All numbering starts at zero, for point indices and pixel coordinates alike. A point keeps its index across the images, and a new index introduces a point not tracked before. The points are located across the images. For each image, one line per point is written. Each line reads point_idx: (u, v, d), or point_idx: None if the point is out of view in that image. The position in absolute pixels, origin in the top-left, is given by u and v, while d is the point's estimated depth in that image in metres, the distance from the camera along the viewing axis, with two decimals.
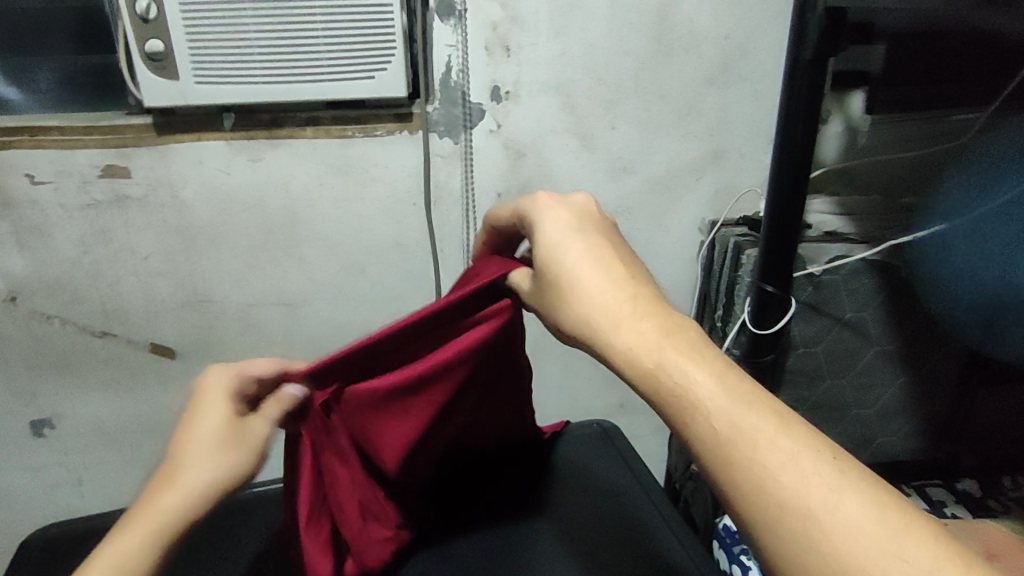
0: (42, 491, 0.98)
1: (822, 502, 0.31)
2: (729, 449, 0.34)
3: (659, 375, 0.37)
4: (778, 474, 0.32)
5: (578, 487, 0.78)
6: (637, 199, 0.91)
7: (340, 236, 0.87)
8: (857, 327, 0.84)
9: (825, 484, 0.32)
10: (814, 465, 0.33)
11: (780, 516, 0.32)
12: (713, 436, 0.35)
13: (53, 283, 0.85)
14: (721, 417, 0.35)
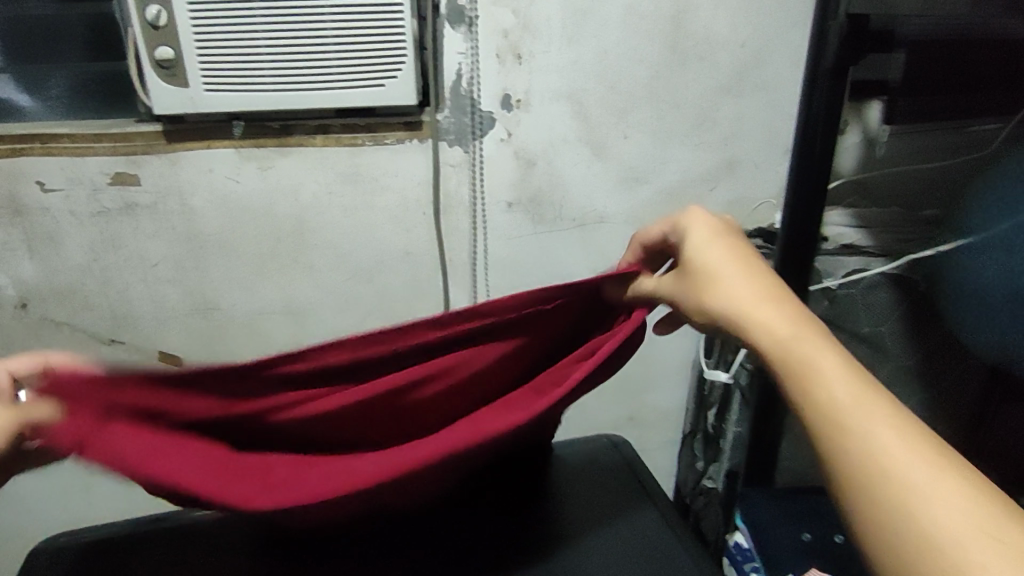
0: (50, 496, 0.98)
1: (921, 478, 0.35)
2: (843, 416, 0.38)
3: (788, 340, 0.42)
4: (883, 445, 0.37)
5: (585, 494, 0.79)
6: (650, 209, 0.89)
7: (348, 245, 0.87)
8: (874, 343, 0.83)
9: (922, 463, 0.35)
10: (914, 447, 0.36)
11: (880, 485, 0.36)
12: (830, 404, 0.39)
13: (63, 289, 0.85)
14: (841, 393, 0.39)
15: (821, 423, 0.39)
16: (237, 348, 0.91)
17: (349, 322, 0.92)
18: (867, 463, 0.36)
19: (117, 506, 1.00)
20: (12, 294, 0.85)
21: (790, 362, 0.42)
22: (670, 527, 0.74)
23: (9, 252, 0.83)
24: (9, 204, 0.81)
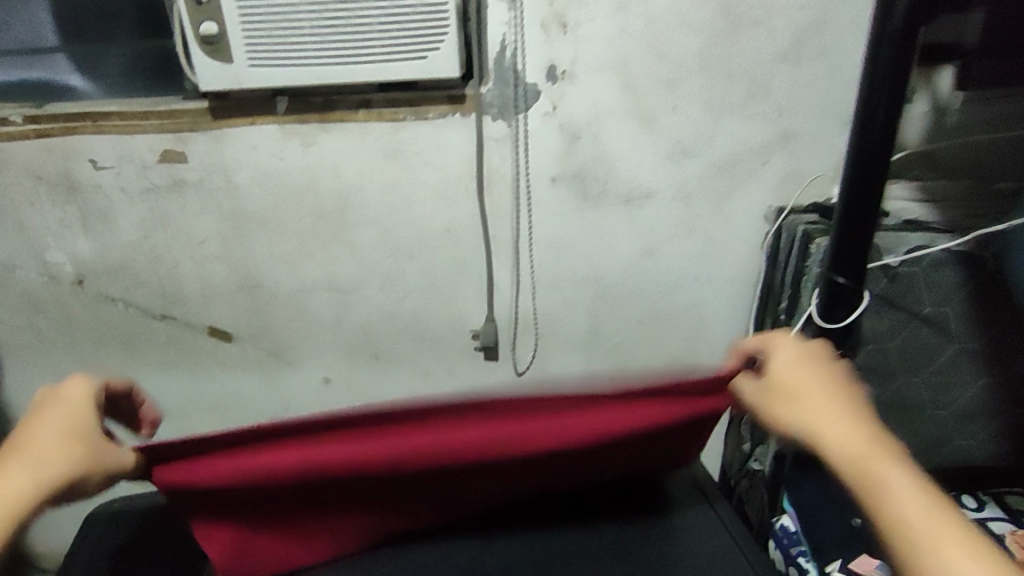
0: None
1: (953, 571, 0.38)
2: (887, 514, 0.41)
3: (855, 460, 0.43)
4: (912, 529, 0.40)
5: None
6: (699, 183, 0.86)
7: (390, 221, 0.86)
8: (936, 323, 0.79)
9: (961, 553, 0.38)
10: (950, 540, 0.39)
11: (921, 574, 0.39)
12: (885, 500, 0.41)
13: (116, 265, 0.88)
14: (899, 498, 0.41)
15: (866, 519, 0.42)
16: (283, 324, 0.92)
17: (391, 300, 0.91)
18: (910, 551, 0.40)
19: None
20: (69, 271, 0.88)
21: (860, 471, 0.43)
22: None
23: (66, 230, 0.85)
24: (64, 182, 0.83)
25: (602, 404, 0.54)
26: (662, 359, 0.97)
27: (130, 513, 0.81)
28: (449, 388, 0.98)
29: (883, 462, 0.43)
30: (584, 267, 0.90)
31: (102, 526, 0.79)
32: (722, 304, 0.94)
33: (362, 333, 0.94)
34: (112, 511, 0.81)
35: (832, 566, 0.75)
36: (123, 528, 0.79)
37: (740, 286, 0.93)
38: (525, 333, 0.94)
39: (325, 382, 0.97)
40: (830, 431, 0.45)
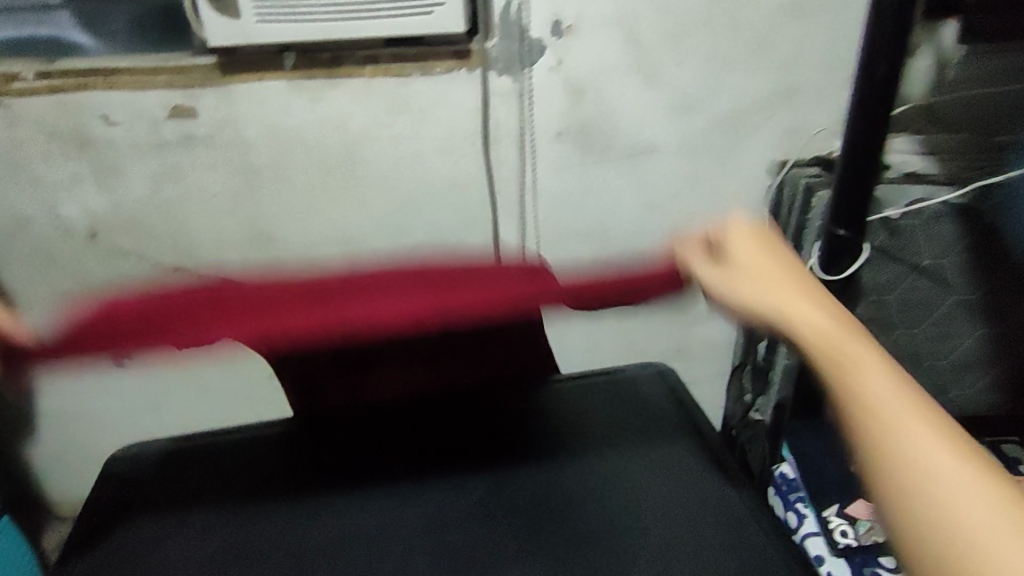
0: (126, 415, 1.05)
1: (938, 468, 0.31)
2: (872, 420, 0.33)
3: (830, 354, 0.36)
4: (910, 447, 0.32)
5: (635, 417, 0.85)
6: (703, 139, 0.87)
7: (398, 176, 0.88)
8: (935, 276, 0.80)
9: (945, 454, 0.32)
10: (937, 442, 0.32)
11: (904, 476, 0.32)
12: (867, 412, 0.33)
13: (129, 220, 0.89)
14: (883, 400, 0.33)
15: (858, 441, 0.33)
16: None
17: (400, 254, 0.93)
18: (887, 441, 0.32)
19: (185, 425, 1.07)
20: (82, 225, 0.89)
21: (829, 354, 0.36)
22: (709, 447, 0.80)
23: (78, 184, 0.86)
24: (76, 137, 0.83)
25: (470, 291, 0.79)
26: (664, 314, 0.99)
27: (150, 458, 0.85)
28: None
29: (857, 343, 0.36)
30: (588, 221, 0.92)
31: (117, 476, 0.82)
32: None
33: None
34: (134, 455, 0.85)
35: (829, 512, 0.79)
36: (144, 472, 0.83)
37: None
38: None
39: None
40: (815, 320, 0.37)
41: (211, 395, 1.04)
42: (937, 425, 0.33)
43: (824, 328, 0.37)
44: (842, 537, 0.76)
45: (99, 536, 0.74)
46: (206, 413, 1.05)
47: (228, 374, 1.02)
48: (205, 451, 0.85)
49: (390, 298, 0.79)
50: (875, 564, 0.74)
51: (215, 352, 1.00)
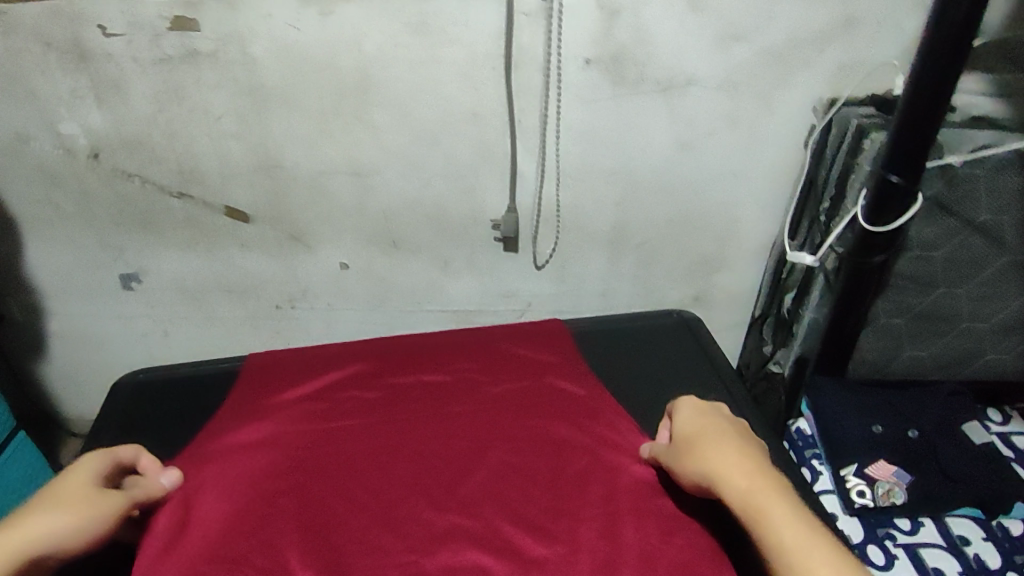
0: (133, 339, 1.04)
1: (792, 549, 0.48)
2: (754, 502, 0.52)
3: (746, 496, 0.53)
4: (777, 529, 0.50)
5: (657, 371, 0.82)
6: (746, 72, 0.79)
7: (413, 102, 0.82)
8: (989, 233, 0.74)
9: (797, 536, 0.49)
10: (791, 518, 0.50)
11: (782, 558, 0.48)
12: (745, 491, 0.53)
13: (131, 140, 0.85)
14: (751, 494, 0.52)
15: (745, 513, 0.52)
16: (301, 207, 0.90)
17: (413, 187, 0.88)
18: (765, 530, 0.50)
19: (192, 352, 1.06)
20: (83, 144, 0.85)
21: (756, 497, 0.52)
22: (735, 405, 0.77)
23: (77, 100, 0.82)
24: (73, 48, 0.78)
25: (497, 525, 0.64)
26: (690, 260, 0.94)
27: (159, 388, 0.83)
28: (469, 279, 0.97)
29: (774, 501, 0.51)
30: (615, 159, 0.85)
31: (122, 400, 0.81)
32: (757, 205, 0.89)
33: (382, 221, 0.91)
34: (141, 382, 0.83)
35: (847, 470, 0.74)
36: (154, 402, 0.81)
37: (779, 185, 0.88)
38: (549, 227, 0.91)
39: (343, 269, 0.96)
40: (737, 484, 0.54)
41: (218, 323, 1.02)
42: (809, 534, 0.49)
43: (750, 488, 0.53)
44: (858, 497, 0.72)
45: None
46: (214, 340, 1.04)
47: (234, 303, 1.00)
48: (215, 385, 0.83)
49: (452, 505, 0.66)
50: (890, 528, 0.71)
51: (221, 280, 0.97)
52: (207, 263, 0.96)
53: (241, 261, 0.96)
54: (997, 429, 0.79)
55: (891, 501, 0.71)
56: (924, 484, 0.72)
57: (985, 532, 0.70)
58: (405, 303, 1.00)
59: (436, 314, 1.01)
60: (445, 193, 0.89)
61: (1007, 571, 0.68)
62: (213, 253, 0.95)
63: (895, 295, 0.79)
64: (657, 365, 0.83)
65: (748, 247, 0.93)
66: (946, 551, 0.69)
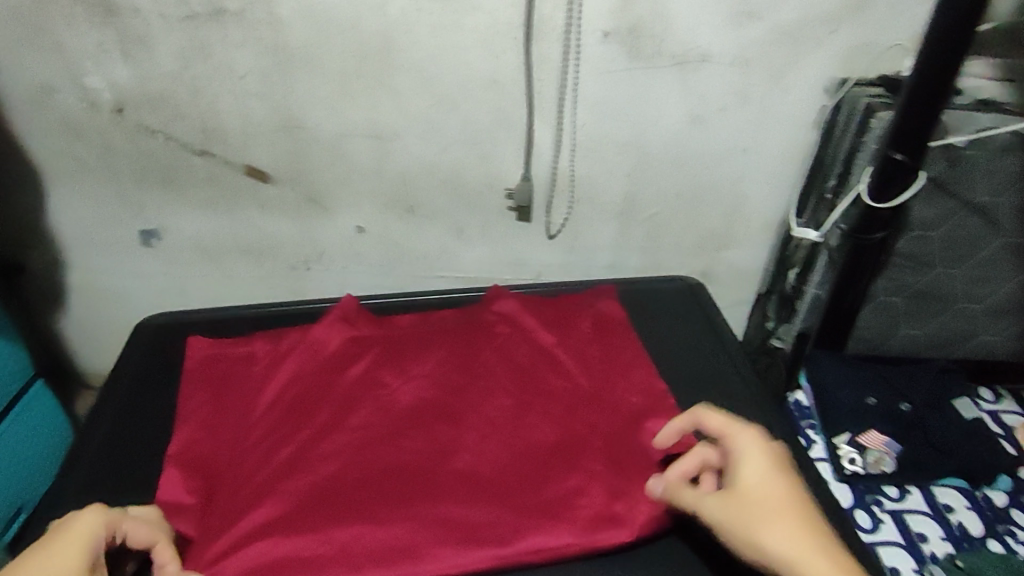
0: (151, 294, 1.07)
1: None
2: None
3: None
4: None
5: (660, 331, 0.83)
6: (760, 50, 0.80)
7: (434, 69, 0.83)
8: (988, 214, 0.74)
9: None
10: None
11: None
12: None
13: (156, 96, 0.87)
14: None
15: None
16: (320, 168, 0.92)
17: (430, 152, 0.90)
18: None
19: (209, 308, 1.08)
20: (109, 99, 0.87)
21: None
22: (734, 364, 0.78)
23: (105, 55, 0.83)
24: (101, 3, 0.79)
25: (458, 475, 0.61)
26: (696, 234, 0.96)
27: (180, 324, 0.84)
28: (482, 247, 0.99)
29: None
30: (626, 131, 0.87)
31: (143, 341, 0.81)
32: (764, 181, 0.91)
33: (398, 184, 0.93)
34: (160, 321, 0.84)
35: (839, 439, 0.72)
36: (169, 336, 0.82)
37: (786, 164, 0.89)
38: (561, 197, 0.93)
39: (359, 233, 0.98)
40: None
41: (235, 283, 1.05)
42: None
43: None
44: (848, 464, 0.71)
45: (132, 390, 0.75)
46: (230, 298, 1.07)
47: (251, 261, 1.02)
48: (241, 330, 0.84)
49: (413, 497, 0.59)
50: (878, 494, 0.69)
51: (240, 240, 1.00)
52: (225, 221, 0.98)
53: (259, 221, 0.98)
54: (987, 407, 0.80)
55: (881, 469, 0.69)
56: (912, 451, 0.70)
57: (970, 501, 0.69)
58: (418, 269, 1.02)
59: (447, 279, 1.03)
60: (460, 162, 0.91)
61: (988, 538, 0.66)
62: (232, 212, 0.97)
63: (892, 274, 0.78)
64: (665, 332, 0.83)
65: (753, 224, 0.95)
66: (930, 517, 0.67)
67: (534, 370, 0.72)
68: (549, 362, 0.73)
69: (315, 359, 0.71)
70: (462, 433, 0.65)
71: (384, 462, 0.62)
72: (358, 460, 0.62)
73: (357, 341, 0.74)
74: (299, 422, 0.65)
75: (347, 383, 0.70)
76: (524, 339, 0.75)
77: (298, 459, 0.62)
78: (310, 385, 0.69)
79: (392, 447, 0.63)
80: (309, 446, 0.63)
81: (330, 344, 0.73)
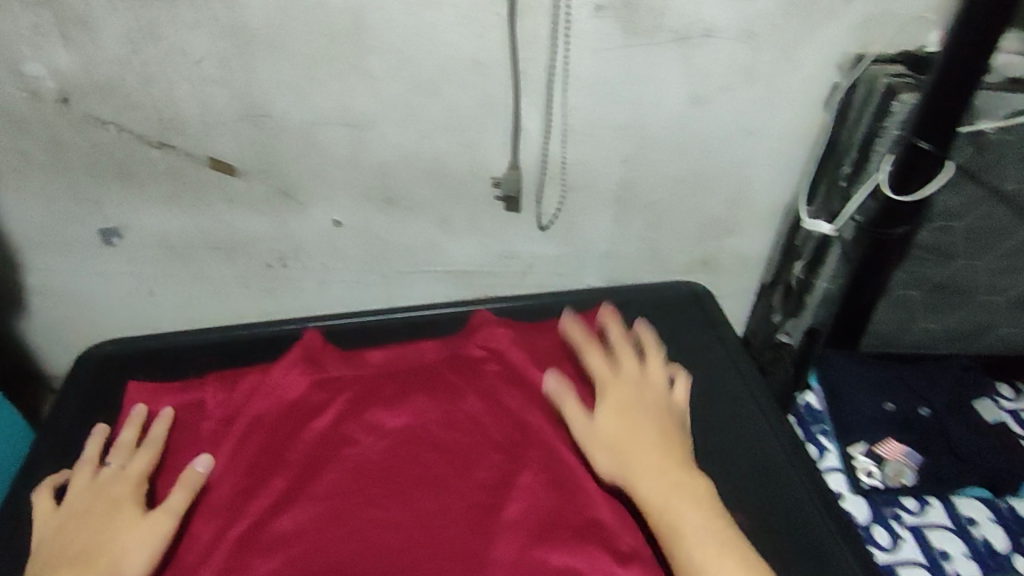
0: (116, 297, 1.00)
1: None
2: None
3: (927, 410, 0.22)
4: None
5: (669, 352, 0.78)
6: (769, 22, 0.73)
7: (412, 49, 0.75)
8: (1015, 203, 0.69)
9: None
10: None
11: None
12: None
13: (103, 83, 0.78)
14: None
15: None
16: (291, 159, 0.85)
17: (410, 141, 0.83)
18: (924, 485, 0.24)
19: (180, 310, 1.02)
20: (51, 88, 0.78)
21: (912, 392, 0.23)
22: (749, 388, 0.74)
23: (42, 38, 0.74)
24: None
25: (429, 555, 0.55)
26: (698, 222, 0.90)
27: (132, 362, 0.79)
28: (469, 239, 0.92)
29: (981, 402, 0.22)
30: (624, 114, 0.80)
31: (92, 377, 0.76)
32: (770, 166, 0.85)
33: (377, 175, 0.86)
34: (107, 357, 0.78)
35: (856, 450, 0.71)
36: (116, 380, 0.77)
37: (793, 146, 0.83)
38: (554, 185, 0.86)
39: (337, 227, 0.91)
40: None
41: (206, 282, 0.98)
42: None
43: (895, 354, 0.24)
44: (866, 477, 0.70)
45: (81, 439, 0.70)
46: (202, 299, 1.00)
47: (223, 259, 0.95)
48: (202, 365, 0.79)
49: None
50: (898, 508, 0.69)
51: (208, 237, 0.93)
52: (191, 218, 0.91)
53: (229, 217, 0.91)
54: (1008, 405, 0.77)
55: (901, 482, 0.69)
56: None
57: (994, 515, 0.68)
58: (402, 264, 0.96)
59: (434, 274, 0.97)
60: (444, 150, 0.83)
61: (1013, 554, 0.65)
62: (198, 208, 0.90)
63: (910, 267, 0.73)
64: (663, 350, 0.79)
65: (757, 210, 0.89)
66: (953, 533, 0.67)
67: (519, 417, 0.65)
68: (533, 406, 0.66)
69: (276, 409, 0.65)
70: (435, 501, 0.59)
71: (347, 540, 0.56)
72: (319, 544, 0.55)
73: (326, 385, 0.68)
74: (256, 496, 0.59)
75: (311, 439, 0.63)
76: (505, 377, 0.69)
77: (251, 542, 0.56)
78: (271, 441, 0.63)
79: (357, 521, 0.57)
80: (267, 526, 0.57)
81: (292, 392, 0.67)
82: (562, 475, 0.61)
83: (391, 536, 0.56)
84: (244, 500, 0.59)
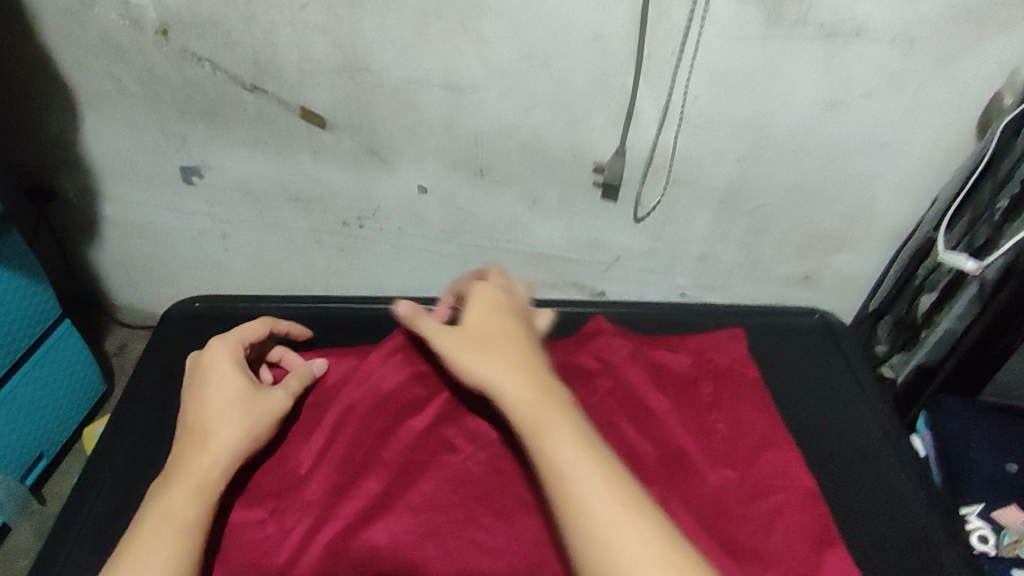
0: (190, 236, 0.99)
1: None
2: None
3: None
4: None
5: (792, 391, 0.75)
6: (933, 27, 0.65)
7: (530, 17, 0.69)
8: None
9: None
10: None
11: None
12: None
13: (204, 18, 0.75)
14: None
15: None
16: (385, 117, 0.81)
17: (512, 114, 0.78)
18: None
19: (250, 256, 1.00)
20: (152, 18, 0.75)
21: None
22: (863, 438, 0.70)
23: None
24: None
25: None
26: (804, 232, 0.84)
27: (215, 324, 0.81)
28: (557, 221, 0.88)
29: None
30: (747, 111, 0.73)
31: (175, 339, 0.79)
32: (900, 183, 0.78)
33: (471, 143, 0.81)
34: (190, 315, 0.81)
35: (969, 510, 0.70)
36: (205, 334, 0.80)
37: (928, 166, 0.76)
38: (657, 176, 0.81)
39: (421, 193, 0.88)
40: None
41: (281, 232, 0.96)
42: None
43: None
44: (979, 542, 0.68)
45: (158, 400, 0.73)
46: (274, 248, 0.98)
47: (300, 211, 0.93)
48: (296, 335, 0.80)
49: None
50: None
51: (288, 187, 0.90)
52: (274, 165, 0.88)
53: (313, 170, 0.88)
54: None
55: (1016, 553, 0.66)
56: None
57: None
58: (483, 238, 0.92)
59: (514, 253, 0.93)
60: (545, 127, 0.78)
61: None
62: (283, 156, 0.87)
63: None
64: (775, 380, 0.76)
65: (874, 230, 0.83)
66: None
67: (632, 446, 0.61)
68: (649, 437, 0.62)
69: (371, 397, 0.63)
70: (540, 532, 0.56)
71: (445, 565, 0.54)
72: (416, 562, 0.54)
73: (425, 378, 0.64)
74: (346, 498, 0.58)
75: (411, 439, 0.61)
76: (618, 396, 0.65)
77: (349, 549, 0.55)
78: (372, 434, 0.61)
79: (456, 543, 0.55)
80: (367, 531, 0.55)
81: (391, 381, 0.64)
82: (675, 518, 0.57)
83: (489, 565, 0.54)
84: (338, 505, 0.57)
